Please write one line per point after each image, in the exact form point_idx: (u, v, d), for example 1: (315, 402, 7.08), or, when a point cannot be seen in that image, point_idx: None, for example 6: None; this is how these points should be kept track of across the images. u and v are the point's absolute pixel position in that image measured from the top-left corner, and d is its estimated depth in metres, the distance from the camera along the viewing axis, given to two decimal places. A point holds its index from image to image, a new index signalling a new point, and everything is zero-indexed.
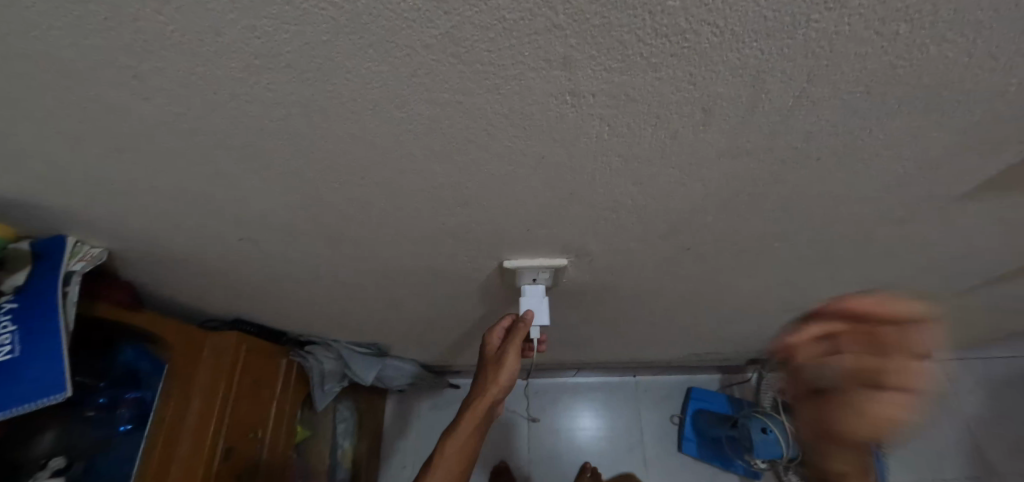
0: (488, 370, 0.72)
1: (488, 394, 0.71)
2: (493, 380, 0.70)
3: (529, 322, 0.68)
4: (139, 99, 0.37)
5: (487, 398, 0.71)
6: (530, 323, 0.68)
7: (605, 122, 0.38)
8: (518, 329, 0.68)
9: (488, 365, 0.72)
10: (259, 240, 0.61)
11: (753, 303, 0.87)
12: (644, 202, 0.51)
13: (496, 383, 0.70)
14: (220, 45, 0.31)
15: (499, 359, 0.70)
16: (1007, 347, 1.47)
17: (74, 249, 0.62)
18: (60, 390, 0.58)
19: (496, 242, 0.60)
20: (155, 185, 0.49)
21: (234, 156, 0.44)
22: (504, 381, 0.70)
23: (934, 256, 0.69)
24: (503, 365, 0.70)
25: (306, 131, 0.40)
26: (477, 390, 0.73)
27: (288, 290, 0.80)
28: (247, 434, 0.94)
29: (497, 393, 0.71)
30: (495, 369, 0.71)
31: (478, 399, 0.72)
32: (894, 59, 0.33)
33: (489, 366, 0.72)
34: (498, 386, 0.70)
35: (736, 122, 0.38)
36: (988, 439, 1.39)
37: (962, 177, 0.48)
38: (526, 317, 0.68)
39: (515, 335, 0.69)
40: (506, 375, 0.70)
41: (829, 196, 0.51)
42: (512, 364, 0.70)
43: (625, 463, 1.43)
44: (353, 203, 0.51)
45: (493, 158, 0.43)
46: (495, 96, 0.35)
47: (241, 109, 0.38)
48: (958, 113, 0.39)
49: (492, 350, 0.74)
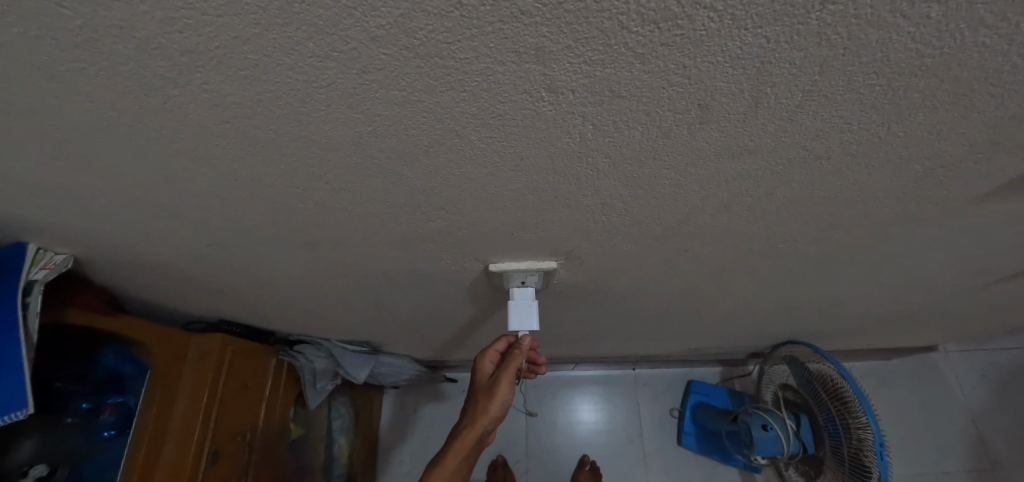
0: (479, 399, 0.68)
1: (478, 424, 0.67)
2: (484, 411, 0.67)
3: (525, 349, 0.65)
4: (63, 104, 0.33)
5: (477, 428, 0.68)
6: (524, 353, 0.64)
7: (589, 121, 0.34)
8: (511, 360, 0.64)
9: (480, 394, 0.68)
10: (229, 246, 0.58)
11: (756, 304, 0.83)
12: (637, 205, 0.46)
13: (485, 414, 0.66)
14: (140, 42, 0.28)
15: (490, 391, 0.66)
16: (1015, 339, 1.44)
17: (34, 256, 0.58)
18: (21, 406, 0.56)
19: (480, 246, 0.56)
20: (103, 193, 0.45)
21: (183, 162, 0.40)
22: (494, 413, 0.66)
23: (949, 254, 0.65)
24: (494, 396, 0.66)
25: (258, 134, 0.36)
26: (469, 416, 0.70)
27: (267, 294, 0.76)
28: (235, 436, 0.89)
29: (488, 424, 0.67)
30: (486, 399, 0.67)
31: (468, 427, 0.68)
32: (920, 47, 0.29)
33: (481, 395, 0.68)
34: (488, 417, 0.66)
35: (737, 119, 0.34)
36: (995, 431, 1.36)
37: (987, 176, 0.44)
38: (522, 345, 0.64)
39: (508, 367, 0.64)
40: (497, 407, 0.66)
41: (838, 197, 0.47)
42: (505, 396, 0.66)
43: (625, 456, 1.42)
44: (321, 208, 0.47)
45: (467, 160, 0.39)
46: (461, 94, 0.31)
47: (180, 111, 0.34)
48: (987, 107, 0.34)
49: (485, 377, 0.70)
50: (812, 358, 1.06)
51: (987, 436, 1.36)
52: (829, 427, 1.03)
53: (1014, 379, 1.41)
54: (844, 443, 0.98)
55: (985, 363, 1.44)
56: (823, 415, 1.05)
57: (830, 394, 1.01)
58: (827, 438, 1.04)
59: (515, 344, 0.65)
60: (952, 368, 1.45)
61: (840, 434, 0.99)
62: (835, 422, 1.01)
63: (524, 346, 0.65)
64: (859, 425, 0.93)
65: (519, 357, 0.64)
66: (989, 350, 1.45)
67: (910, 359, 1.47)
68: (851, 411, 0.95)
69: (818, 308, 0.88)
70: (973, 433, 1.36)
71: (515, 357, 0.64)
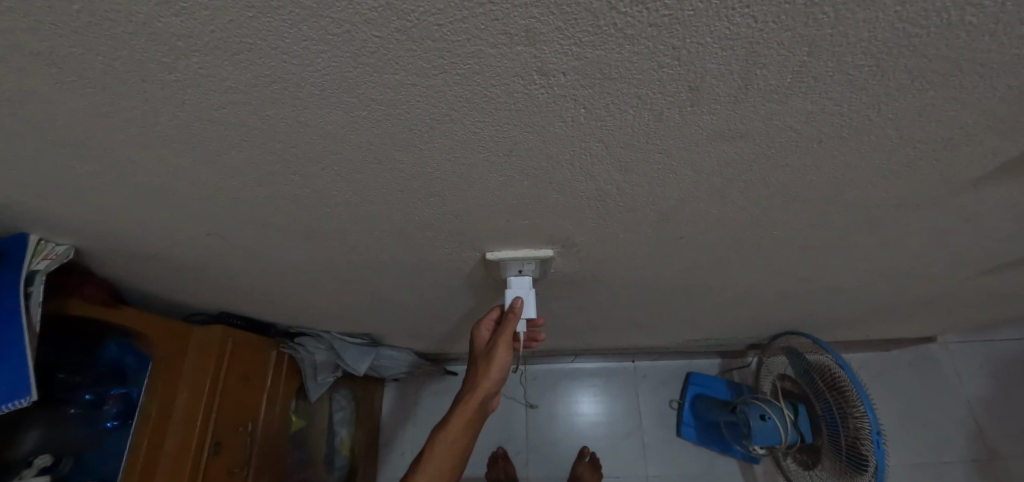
0: (478, 365, 0.69)
1: (481, 387, 0.67)
2: (485, 372, 0.67)
3: (519, 312, 0.65)
4: (62, 89, 0.33)
5: (479, 393, 0.67)
6: (518, 316, 0.65)
7: (581, 104, 0.34)
8: (507, 322, 0.65)
9: (479, 359, 0.69)
10: (228, 235, 0.58)
11: (753, 292, 0.83)
12: (632, 190, 0.47)
13: (486, 377, 0.67)
14: (136, 26, 0.28)
15: (489, 354, 0.68)
16: (1014, 330, 1.44)
17: (36, 247, 0.59)
18: (24, 394, 0.56)
19: (477, 234, 0.57)
20: (103, 181, 0.46)
21: (182, 150, 0.40)
22: (495, 372, 0.67)
23: (944, 241, 0.65)
24: (494, 359, 0.67)
25: (253, 120, 0.36)
26: (470, 383, 0.69)
27: (267, 284, 0.77)
28: (236, 428, 0.89)
29: (490, 386, 0.67)
30: (486, 364, 0.68)
31: (471, 391, 0.68)
32: (909, 26, 0.29)
33: (480, 358, 0.69)
34: (489, 381, 0.67)
35: (727, 102, 0.34)
36: (993, 421, 1.37)
37: (980, 159, 0.44)
38: (516, 308, 0.64)
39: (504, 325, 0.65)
40: (498, 368, 0.67)
41: (831, 181, 0.47)
42: (504, 359, 0.68)
43: (624, 447, 1.42)
44: (318, 196, 0.48)
45: (461, 145, 0.39)
46: (454, 77, 0.32)
47: (176, 98, 0.34)
48: (977, 88, 0.35)
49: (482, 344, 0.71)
50: (811, 349, 1.07)
51: (985, 426, 1.36)
52: (827, 417, 1.04)
53: (1013, 370, 1.41)
54: (842, 432, 0.99)
55: (984, 354, 1.45)
56: (821, 406, 1.05)
57: (828, 384, 1.01)
58: (826, 429, 1.04)
59: (509, 307, 0.65)
60: (951, 359, 1.45)
61: (837, 424, 1.00)
62: (833, 412, 1.01)
63: (519, 310, 0.65)
64: (858, 414, 0.93)
65: (514, 320, 0.65)
66: (988, 341, 1.45)
67: (909, 350, 1.47)
68: (848, 401, 0.95)
69: (815, 296, 0.88)
70: (971, 424, 1.37)
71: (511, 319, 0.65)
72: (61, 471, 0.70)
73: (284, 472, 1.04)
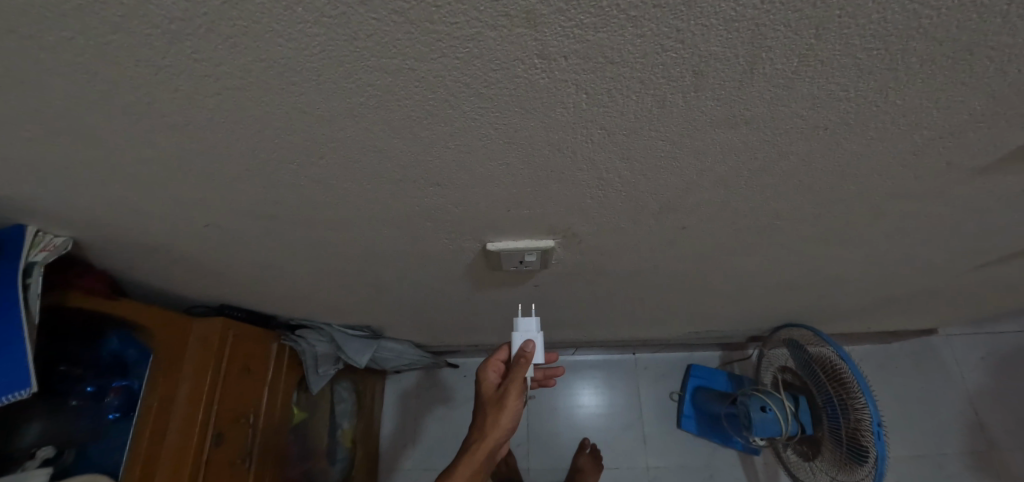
0: (486, 414, 0.71)
1: (489, 438, 0.69)
2: (495, 422, 0.69)
3: (529, 358, 0.66)
4: (54, 74, 0.33)
5: (488, 441, 0.69)
6: (528, 361, 0.65)
7: (582, 90, 0.34)
8: (517, 368, 0.66)
9: (488, 406, 0.71)
10: (226, 226, 0.58)
11: (754, 283, 0.83)
12: (633, 179, 0.46)
13: (495, 427, 0.69)
14: (127, 8, 0.28)
15: (500, 401, 0.68)
16: (1014, 323, 1.45)
17: (34, 238, 0.58)
18: (25, 385, 0.56)
19: (477, 224, 0.56)
20: (99, 170, 0.45)
21: (180, 138, 0.40)
22: (505, 424, 0.69)
23: (949, 230, 0.64)
24: (505, 405, 0.68)
25: (248, 106, 0.36)
26: (478, 431, 0.71)
27: (266, 276, 0.77)
28: (237, 419, 0.89)
29: (499, 436, 0.69)
30: (496, 411, 0.69)
31: (479, 441, 0.70)
32: (919, 7, 0.28)
33: (490, 406, 0.71)
34: (499, 431, 0.69)
35: (732, 87, 0.34)
36: (993, 413, 1.37)
37: (987, 147, 0.44)
38: (528, 353, 0.65)
39: (515, 378, 0.67)
40: (507, 418, 0.69)
41: (836, 169, 0.46)
42: (514, 405, 0.69)
43: (624, 439, 1.43)
44: (316, 185, 0.47)
45: (459, 132, 0.38)
46: (453, 61, 0.31)
47: (171, 83, 0.34)
48: (986, 73, 0.34)
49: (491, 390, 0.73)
50: (812, 341, 1.07)
51: (985, 419, 1.36)
52: (828, 409, 1.03)
53: (1011, 362, 1.42)
54: (842, 424, 0.99)
55: (984, 347, 1.45)
56: (822, 398, 1.05)
57: (829, 376, 1.01)
58: (826, 421, 1.04)
59: (520, 352, 0.66)
60: (951, 351, 1.45)
61: (838, 416, 1.00)
62: (834, 404, 1.01)
63: (530, 355, 0.66)
64: (858, 406, 0.93)
65: (525, 365, 0.65)
66: (988, 334, 1.45)
67: (910, 343, 1.47)
68: (849, 393, 0.95)
69: (817, 287, 0.88)
70: (971, 416, 1.37)
71: (522, 364, 0.66)
72: (65, 462, 0.70)
73: (286, 463, 1.04)
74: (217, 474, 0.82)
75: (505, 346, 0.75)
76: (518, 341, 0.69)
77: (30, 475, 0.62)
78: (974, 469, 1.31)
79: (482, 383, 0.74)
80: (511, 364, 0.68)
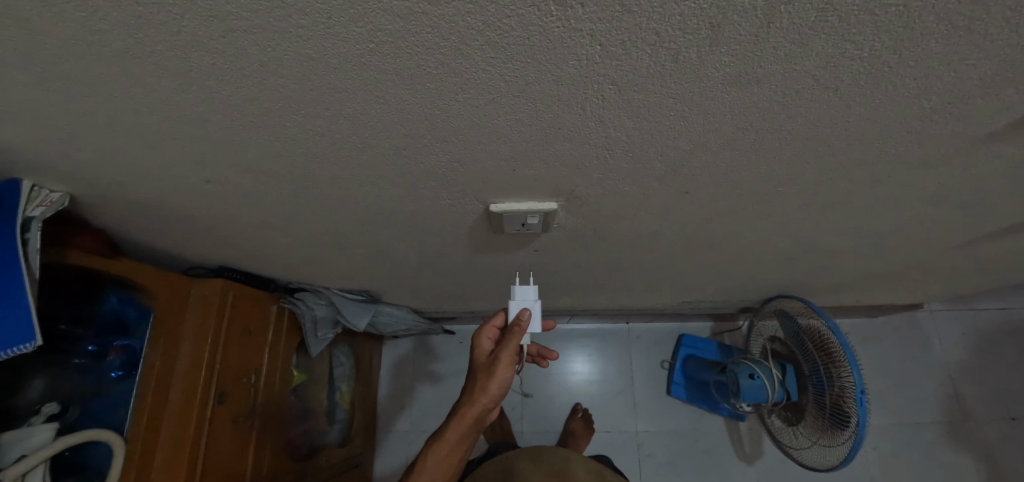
0: (477, 380, 0.72)
1: (478, 403, 0.71)
2: (482, 390, 0.71)
3: (524, 327, 0.67)
4: (53, 14, 0.32)
5: (476, 407, 0.71)
6: (524, 330, 0.66)
7: (597, 42, 0.33)
8: (512, 336, 0.67)
9: (478, 372, 0.73)
10: (228, 182, 0.58)
11: (751, 251, 0.84)
12: (641, 140, 0.46)
13: (484, 394, 0.71)
14: None
15: (490, 369, 0.70)
16: (996, 300, 1.49)
17: (30, 193, 0.57)
18: (31, 337, 0.56)
19: (481, 184, 0.56)
20: (98, 120, 0.44)
21: (181, 86, 0.39)
22: (494, 392, 0.71)
23: (943, 202, 0.66)
24: (494, 373, 0.70)
25: (252, 52, 0.35)
26: (467, 397, 0.73)
27: (267, 235, 0.77)
28: (240, 376, 0.90)
29: (487, 403, 0.71)
30: (485, 379, 0.71)
31: (467, 406, 0.72)
32: None
33: (479, 373, 0.72)
34: (487, 397, 0.70)
35: (747, 42, 0.34)
36: (970, 385, 1.42)
37: (991, 116, 0.44)
38: (523, 322, 0.66)
39: (505, 347, 0.68)
40: (495, 386, 0.71)
41: (840, 135, 0.46)
42: (505, 372, 0.70)
43: (615, 405, 1.48)
44: (320, 140, 0.47)
45: (468, 84, 0.38)
46: (468, 7, 0.31)
47: (173, 25, 0.33)
48: (1001, 35, 0.34)
49: (483, 358, 0.74)
50: (803, 312, 1.09)
51: (962, 390, 1.42)
52: (814, 377, 1.06)
53: (992, 337, 1.47)
54: (826, 391, 1.02)
55: (967, 322, 1.49)
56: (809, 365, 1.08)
57: (817, 344, 1.04)
58: (811, 387, 1.07)
59: (516, 320, 0.67)
60: (935, 326, 1.49)
61: (823, 384, 1.03)
62: (819, 372, 1.04)
63: (525, 324, 0.67)
64: (843, 374, 0.96)
65: (519, 333, 0.67)
66: (971, 310, 1.50)
67: (896, 316, 1.51)
68: (835, 360, 0.98)
69: (812, 256, 0.89)
70: (949, 387, 1.42)
71: (516, 333, 0.67)
72: (70, 418, 0.71)
73: (288, 423, 1.06)
74: (223, 429, 0.84)
75: (501, 312, 0.75)
76: (514, 308, 0.70)
77: (33, 429, 0.64)
78: (947, 437, 1.37)
79: (475, 350, 0.76)
80: (507, 331, 0.69)
